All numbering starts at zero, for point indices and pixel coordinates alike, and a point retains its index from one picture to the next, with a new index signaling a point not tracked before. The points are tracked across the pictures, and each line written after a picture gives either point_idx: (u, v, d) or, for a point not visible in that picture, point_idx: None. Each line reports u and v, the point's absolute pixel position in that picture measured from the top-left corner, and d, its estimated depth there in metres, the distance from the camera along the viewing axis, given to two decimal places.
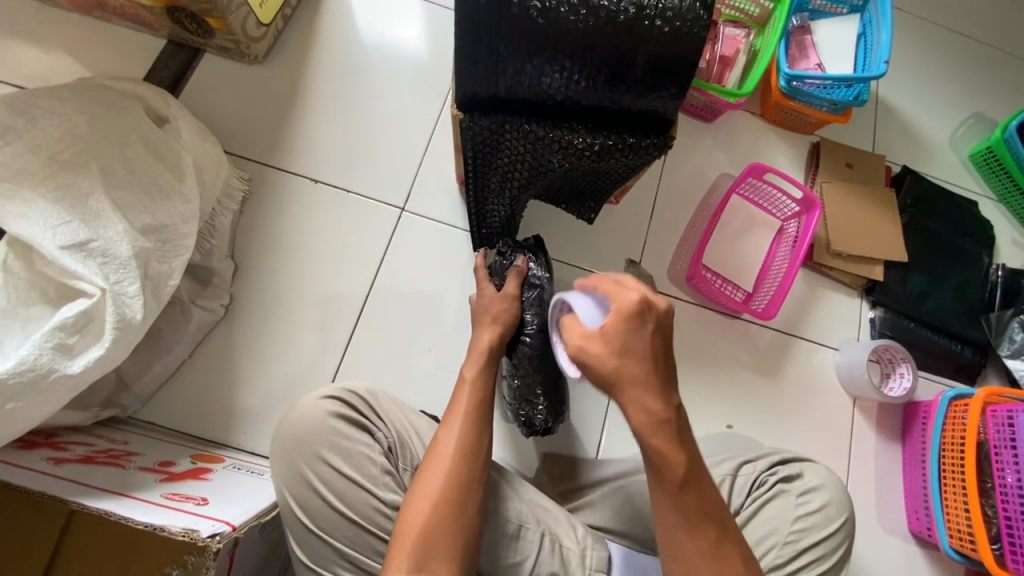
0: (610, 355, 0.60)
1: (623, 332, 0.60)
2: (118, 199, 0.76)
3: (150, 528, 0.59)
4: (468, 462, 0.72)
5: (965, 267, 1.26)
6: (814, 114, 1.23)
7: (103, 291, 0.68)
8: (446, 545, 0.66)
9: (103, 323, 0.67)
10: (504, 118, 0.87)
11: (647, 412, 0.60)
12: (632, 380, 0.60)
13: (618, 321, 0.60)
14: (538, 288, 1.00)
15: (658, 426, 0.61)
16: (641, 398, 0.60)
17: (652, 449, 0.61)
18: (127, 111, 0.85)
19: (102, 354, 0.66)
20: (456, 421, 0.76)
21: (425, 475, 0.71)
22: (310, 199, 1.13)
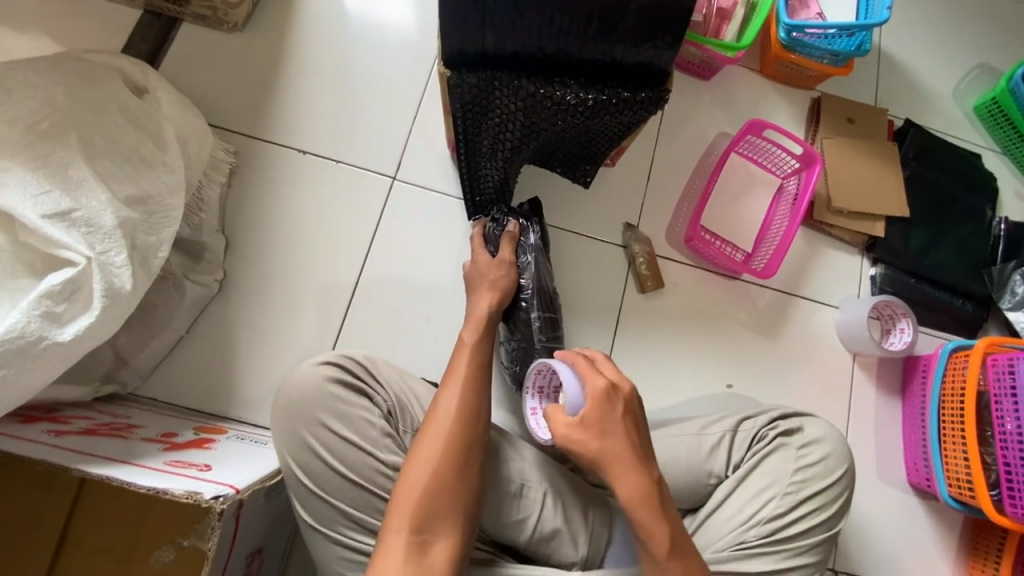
0: (592, 438, 0.67)
1: (600, 416, 0.68)
2: (100, 168, 0.74)
3: (152, 491, 0.59)
4: (465, 427, 0.72)
5: (968, 222, 1.24)
6: (815, 67, 1.19)
7: (89, 261, 0.66)
8: (444, 510, 0.67)
9: (92, 291, 0.66)
10: (493, 74, 0.84)
11: (633, 486, 0.66)
12: (615, 460, 0.66)
13: (594, 405, 0.68)
14: (532, 252, 1.00)
15: (644, 499, 0.65)
16: (627, 473, 0.66)
17: (641, 525, 0.65)
18: (103, 81, 0.82)
19: (93, 323, 0.65)
20: (453, 387, 0.76)
21: (422, 442, 0.71)
22: (299, 172, 1.10)
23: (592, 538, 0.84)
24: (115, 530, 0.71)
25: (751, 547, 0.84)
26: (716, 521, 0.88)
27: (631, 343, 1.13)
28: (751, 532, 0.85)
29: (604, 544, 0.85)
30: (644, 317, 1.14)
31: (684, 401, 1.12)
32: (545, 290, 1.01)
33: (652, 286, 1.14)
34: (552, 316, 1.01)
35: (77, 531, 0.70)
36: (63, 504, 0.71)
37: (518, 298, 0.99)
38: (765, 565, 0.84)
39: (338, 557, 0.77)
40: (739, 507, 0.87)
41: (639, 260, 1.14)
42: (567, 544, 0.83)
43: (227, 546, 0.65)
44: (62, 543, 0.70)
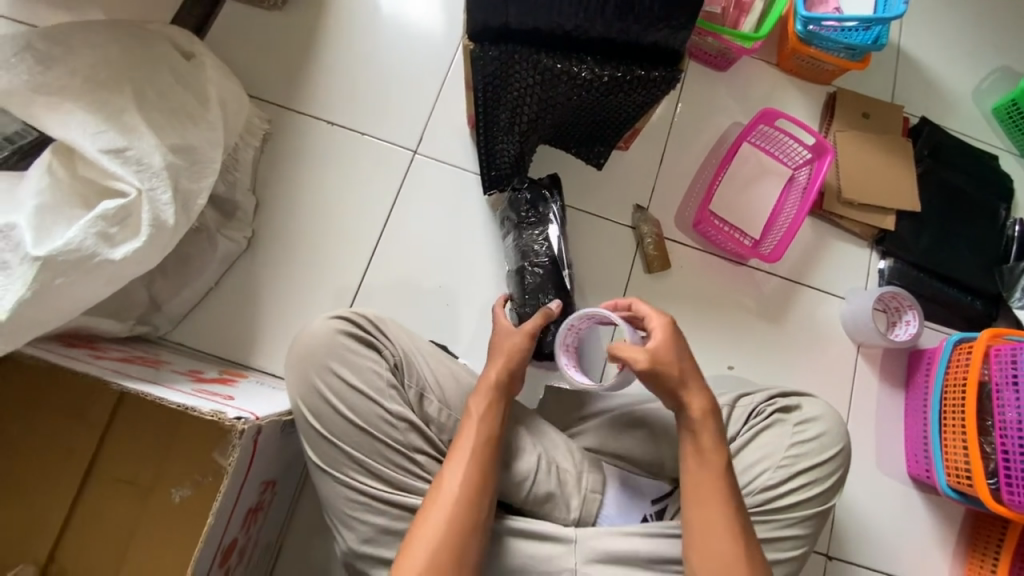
0: (671, 363, 0.78)
1: (672, 345, 0.80)
2: (150, 118, 0.81)
3: (181, 407, 0.65)
4: (469, 507, 0.70)
5: (981, 220, 1.24)
6: (832, 61, 1.21)
7: (139, 192, 0.75)
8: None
9: (139, 220, 0.74)
10: (515, 48, 0.88)
11: (698, 402, 0.78)
12: (687, 381, 0.79)
13: (667, 336, 0.80)
14: (546, 221, 1.10)
15: (709, 414, 0.78)
16: (694, 390, 0.79)
17: (705, 436, 0.77)
18: (156, 43, 0.89)
19: (140, 247, 0.73)
20: (459, 462, 0.73)
21: (424, 519, 0.70)
22: (327, 141, 1.17)
23: (585, 503, 0.87)
24: (135, 463, 0.82)
25: None
26: None
27: None
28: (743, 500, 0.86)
29: (596, 509, 0.87)
30: (650, 296, 1.17)
31: None
32: (550, 251, 1.09)
33: (658, 267, 1.17)
34: (559, 272, 1.09)
35: (104, 466, 0.82)
36: (92, 441, 0.82)
37: (525, 266, 1.09)
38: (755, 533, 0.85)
39: (343, 498, 0.78)
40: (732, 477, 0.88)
41: (647, 240, 1.17)
42: (561, 506, 0.86)
43: (244, 469, 0.70)
44: (91, 474, 0.81)
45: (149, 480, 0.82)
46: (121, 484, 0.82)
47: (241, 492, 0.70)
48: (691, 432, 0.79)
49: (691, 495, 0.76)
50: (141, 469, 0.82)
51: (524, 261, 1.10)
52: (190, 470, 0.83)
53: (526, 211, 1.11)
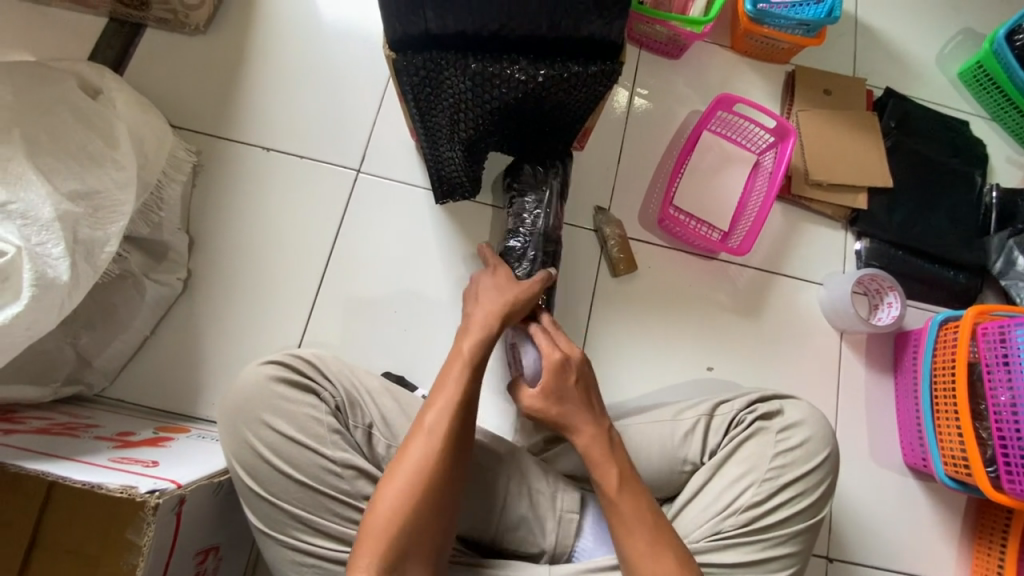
0: (551, 400, 0.77)
1: (557, 383, 0.77)
2: (42, 164, 0.77)
3: (87, 486, 0.58)
4: (453, 443, 0.68)
5: (956, 189, 1.19)
6: (787, 39, 1.16)
7: (20, 250, 0.69)
8: (416, 539, 0.64)
9: (20, 280, 0.69)
10: (439, 53, 0.82)
11: (586, 432, 0.75)
12: (572, 415, 0.76)
13: (548, 375, 0.77)
14: (538, 207, 1.02)
15: (597, 442, 0.75)
16: (581, 424, 0.76)
17: (592, 465, 0.74)
18: (55, 83, 0.85)
19: (21, 311, 0.68)
20: (442, 403, 0.70)
21: (404, 452, 0.68)
22: (264, 170, 1.10)
23: (561, 525, 0.80)
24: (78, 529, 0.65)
25: (727, 538, 0.77)
26: (691, 512, 0.81)
27: (606, 329, 1.09)
28: (726, 522, 0.78)
29: (575, 529, 0.81)
30: (619, 301, 1.11)
31: (665, 387, 1.08)
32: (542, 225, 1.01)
33: (625, 269, 1.10)
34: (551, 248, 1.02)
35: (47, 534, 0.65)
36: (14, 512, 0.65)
37: (524, 214, 1.02)
38: (738, 557, 0.77)
39: (290, 562, 0.72)
40: (714, 496, 0.80)
41: (610, 242, 1.10)
42: (535, 530, 0.80)
43: (167, 549, 0.63)
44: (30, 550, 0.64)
45: (94, 548, 0.64)
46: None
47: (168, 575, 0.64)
48: (591, 470, 0.74)
49: (617, 533, 0.70)
50: (88, 534, 0.65)
51: (523, 211, 1.03)
52: (119, 535, 0.65)
53: (529, 174, 1.04)
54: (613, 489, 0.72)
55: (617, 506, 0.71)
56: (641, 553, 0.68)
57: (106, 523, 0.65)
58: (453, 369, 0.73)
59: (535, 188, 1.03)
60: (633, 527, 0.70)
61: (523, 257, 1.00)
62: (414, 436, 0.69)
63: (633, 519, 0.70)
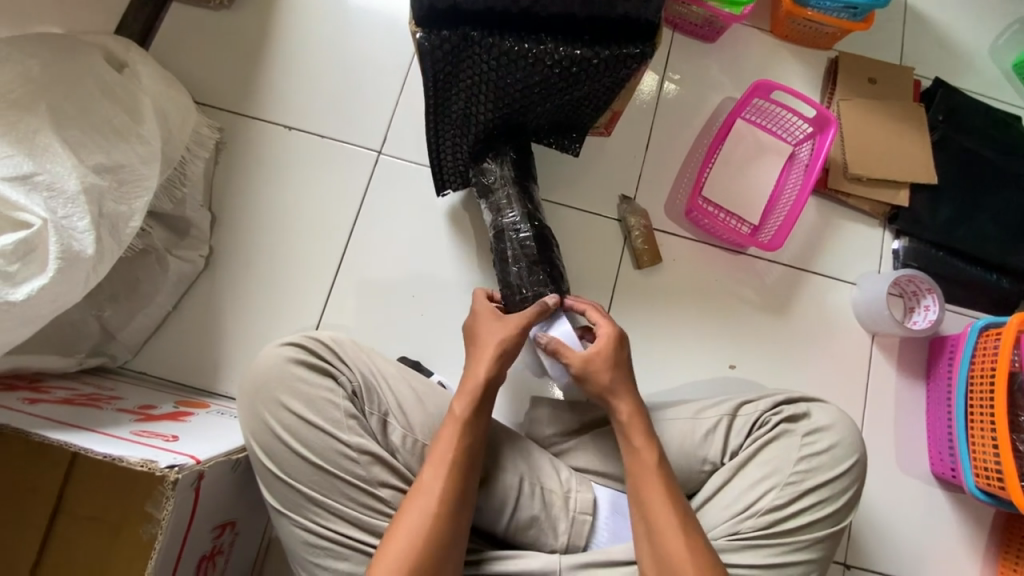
0: (603, 369, 0.77)
1: (612, 351, 0.78)
2: (68, 136, 0.77)
3: (109, 458, 0.58)
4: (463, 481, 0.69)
5: (1005, 188, 1.12)
6: (831, 23, 1.09)
7: (45, 222, 0.70)
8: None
9: (46, 252, 0.69)
10: (467, 29, 0.79)
11: (629, 400, 0.76)
12: (619, 383, 0.77)
13: (606, 341, 0.78)
14: (516, 207, 0.96)
15: (637, 414, 0.75)
16: (625, 394, 0.76)
17: (630, 433, 0.74)
18: (82, 55, 0.84)
19: (47, 283, 0.68)
20: (450, 441, 0.71)
21: (416, 491, 0.68)
22: (286, 149, 1.09)
23: (573, 525, 0.79)
24: (101, 496, 0.66)
25: (745, 540, 0.75)
26: (708, 510, 0.79)
27: (626, 322, 1.06)
28: (745, 524, 0.76)
29: (587, 531, 0.80)
30: (641, 294, 1.08)
31: (684, 383, 1.05)
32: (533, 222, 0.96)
33: (648, 261, 1.07)
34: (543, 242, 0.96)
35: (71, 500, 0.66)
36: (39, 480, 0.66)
37: (519, 222, 0.95)
38: (757, 561, 0.75)
39: (303, 543, 0.72)
40: (733, 497, 0.78)
41: (635, 233, 1.07)
42: (546, 530, 0.79)
43: (185, 524, 0.63)
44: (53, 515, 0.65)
45: (116, 517, 0.66)
46: (2, 566, 0.64)
47: (185, 549, 0.65)
48: (625, 437, 0.75)
49: (638, 493, 0.71)
50: (111, 502, 0.66)
51: (518, 219, 0.95)
52: (139, 506, 0.66)
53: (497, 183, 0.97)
54: (648, 459, 0.72)
55: (651, 476, 0.71)
56: (671, 532, 0.67)
57: (125, 496, 0.66)
58: (456, 411, 0.73)
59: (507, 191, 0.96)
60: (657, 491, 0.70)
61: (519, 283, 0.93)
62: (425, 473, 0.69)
63: (664, 493, 0.70)
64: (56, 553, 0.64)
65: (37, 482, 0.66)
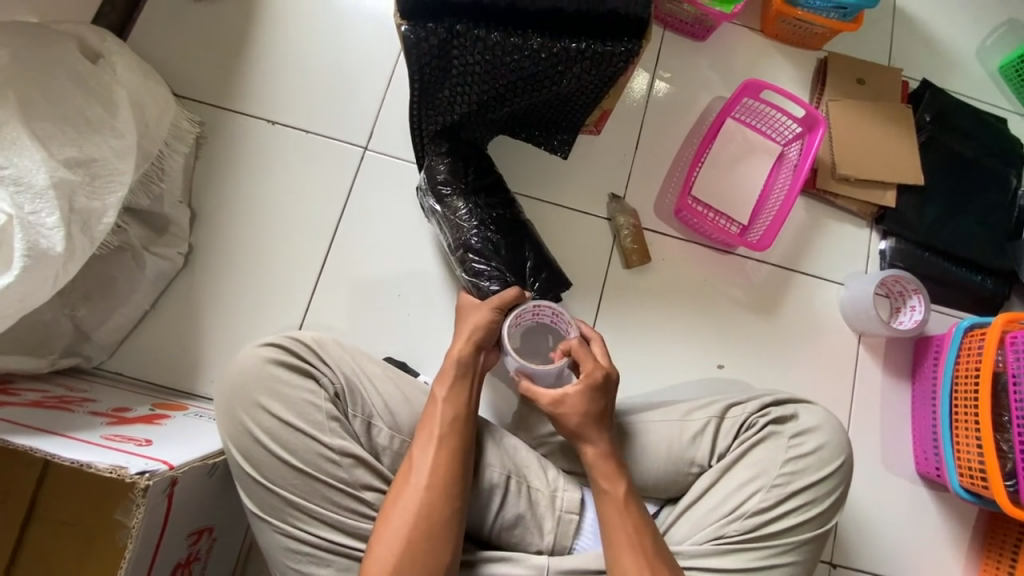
0: (575, 414, 0.75)
1: (585, 398, 0.75)
2: (38, 128, 0.74)
3: (76, 464, 0.56)
4: (445, 481, 0.67)
5: (990, 190, 1.14)
6: (822, 23, 1.09)
7: (10, 217, 0.66)
8: (431, 552, 0.64)
9: (11, 249, 0.66)
10: (452, 22, 0.78)
11: (598, 447, 0.74)
12: (590, 428, 0.75)
13: (579, 388, 0.75)
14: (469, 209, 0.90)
15: (608, 459, 0.74)
16: (595, 438, 0.74)
17: (598, 479, 0.73)
18: (52, 44, 0.81)
19: (12, 282, 0.65)
20: (428, 441, 0.70)
21: (398, 492, 0.67)
22: (269, 144, 1.06)
23: (560, 525, 0.78)
24: (69, 505, 0.63)
25: (731, 542, 0.75)
26: (695, 512, 0.79)
27: (615, 322, 1.06)
28: (730, 527, 0.76)
29: (574, 530, 0.79)
30: (631, 294, 1.07)
31: (674, 384, 1.05)
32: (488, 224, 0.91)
33: (638, 261, 1.06)
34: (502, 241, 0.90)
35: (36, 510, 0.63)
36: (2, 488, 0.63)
37: (469, 230, 0.90)
38: (744, 563, 0.75)
39: (283, 548, 0.70)
40: (720, 499, 0.78)
41: (624, 232, 1.06)
42: (533, 529, 0.78)
43: (157, 532, 0.61)
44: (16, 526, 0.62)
45: (85, 527, 0.63)
46: None
47: (157, 557, 0.62)
48: (592, 478, 0.73)
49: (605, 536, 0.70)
50: (78, 512, 0.63)
51: (469, 226, 0.90)
52: (109, 513, 0.63)
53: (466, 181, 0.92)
54: (613, 498, 0.71)
55: (613, 516, 0.70)
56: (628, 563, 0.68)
57: (97, 502, 0.64)
58: (434, 412, 0.72)
59: (460, 197, 0.90)
60: (621, 534, 0.69)
61: (485, 274, 0.89)
62: (404, 475, 0.68)
63: (629, 530, 0.69)
64: (27, 564, 0.62)
65: (0, 490, 0.63)
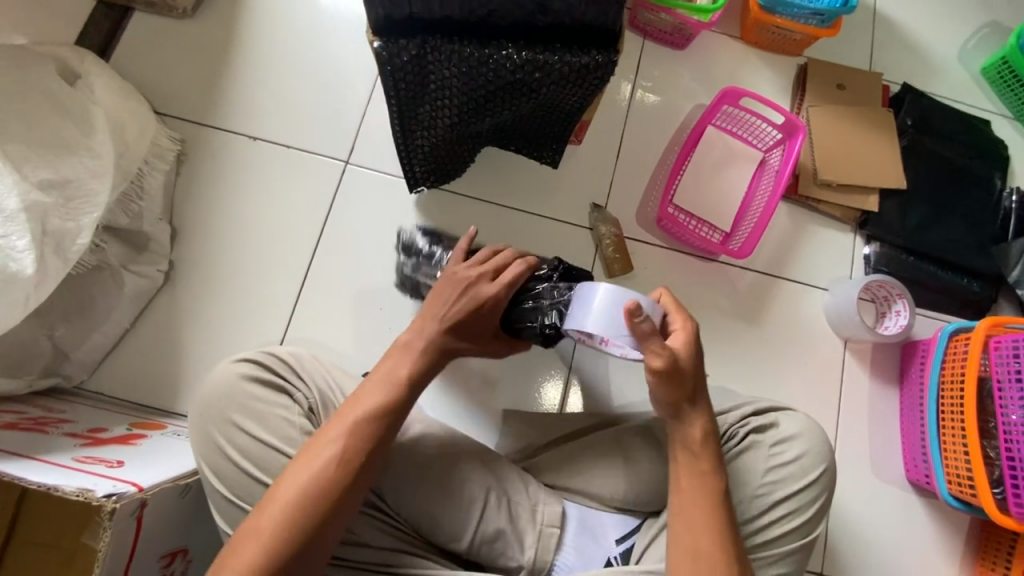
0: (687, 379, 0.67)
1: (689, 359, 0.67)
2: (11, 151, 0.74)
3: (43, 488, 0.56)
4: (343, 476, 0.62)
5: (974, 192, 1.13)
6: (800, 30, 1.10)
7: None
8: (296, 546, 0.59)
9: None
10: (424, 38, 0.77)
11: (700, 422, 0.68)
12: (694, 402, 0.68)
13: (685, 350, 0.67)
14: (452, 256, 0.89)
15: (708, 441, 0.68)
16: (698, 412, 0.68)
17: (697, 456, 0.67)
18: (27, 65, 0.82)
19: None
20: (336, 430, 0.64)
21: (288, 477, 0.62)
22: (250, 159, 1.07)
23: (541, 540, 0.77)
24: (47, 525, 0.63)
25: None
26: None
27: None
28: None
29: (555, 545, 0.77)
30: None
31: None
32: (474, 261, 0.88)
33: (620, 270, 1.06)
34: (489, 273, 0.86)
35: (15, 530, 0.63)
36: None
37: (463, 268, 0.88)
38: None
39: None
40: None
41: (606, 241, 1.06)
42: (513, 544, 0.76)
43: (128, 553, 0.61)
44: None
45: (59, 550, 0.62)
46: None
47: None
48: (687, 451, 0.68)
49: (681, 513, 0.66)
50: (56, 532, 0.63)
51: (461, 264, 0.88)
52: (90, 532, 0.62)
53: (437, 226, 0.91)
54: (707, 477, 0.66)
55: (692, 492, 0.66)
56: (710, 560, 0.62)
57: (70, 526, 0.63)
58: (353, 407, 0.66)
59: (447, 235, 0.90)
60: (703, 510, 0.65)
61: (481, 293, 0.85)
62: (302, 459, 0.63)
63: (706, 509, 0.65)
64: None
65: None
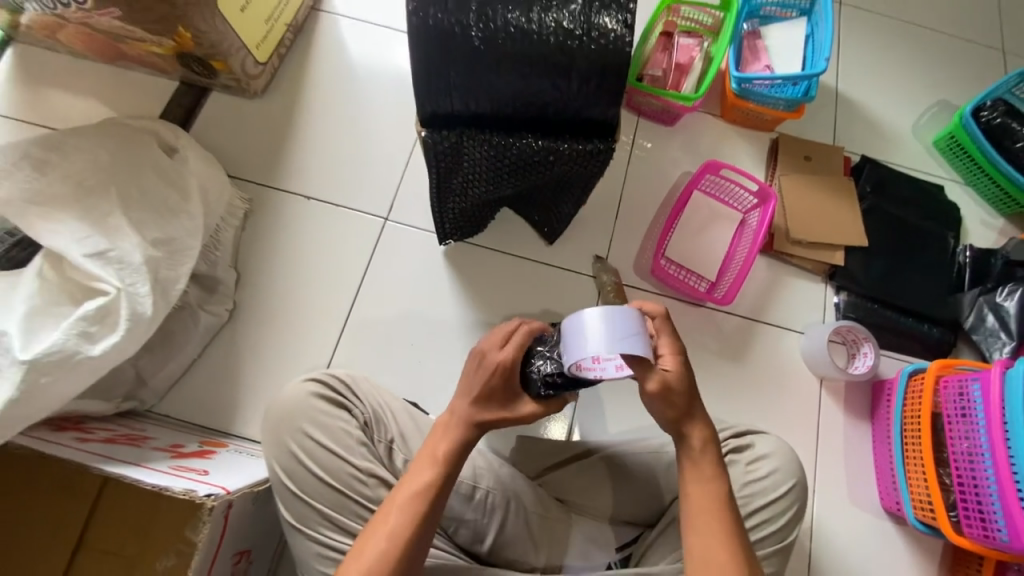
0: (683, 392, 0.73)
1: (682, 373, 0.73)
2: (134, 217, 0.93)
3: (157, 488, 0.69)
4: (416, 532, 0.72)
5: (929, 249, 1.30)
6: (770, 112, 1.30)
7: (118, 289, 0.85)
8: None
9: (117, 316, 0.85)
10: (461, 130, 0.97)
11: (701, 430, 0.75)
12: (694, 413, 0.75)
13: (676, 368, 0.73)
14: None
15: (708, 445, 0.75)
16: (697, 421, 0.75)
17: (698, 462, 0.75)
18: (142, 145, 1.02)
19: (118, 341, 0.84)
20: (406, 492, 0.74)
21: (369, 534, 0.72)
22: (305, 214, 1.25)
23: (552, 548, 0.89)
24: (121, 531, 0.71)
25: None
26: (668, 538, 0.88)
27: None
28: None
29: (564, 550, 0.89)
30: None
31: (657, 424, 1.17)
32: None
33: None
34: None
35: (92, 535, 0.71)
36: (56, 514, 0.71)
37: None
38: None
39: (314, 554, 0.82)
40: None
41: (608, 288, 1.21)
42: (530, 546, 0.88)
43: (215, 544, 0.73)
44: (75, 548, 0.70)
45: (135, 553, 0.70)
46: None
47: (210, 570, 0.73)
48: (687, 463, 0.75)
49: (688, 520, 0.73)
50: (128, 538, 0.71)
51: None
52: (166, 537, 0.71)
53: None
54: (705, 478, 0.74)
55: (697, 495, 0.73)
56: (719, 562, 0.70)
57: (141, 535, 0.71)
58: (421, 470, 0.76)
59: None
60: (705, 512, 0.72)
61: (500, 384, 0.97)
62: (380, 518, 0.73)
63: (708, 508, 0.73)
64: None
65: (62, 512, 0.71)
